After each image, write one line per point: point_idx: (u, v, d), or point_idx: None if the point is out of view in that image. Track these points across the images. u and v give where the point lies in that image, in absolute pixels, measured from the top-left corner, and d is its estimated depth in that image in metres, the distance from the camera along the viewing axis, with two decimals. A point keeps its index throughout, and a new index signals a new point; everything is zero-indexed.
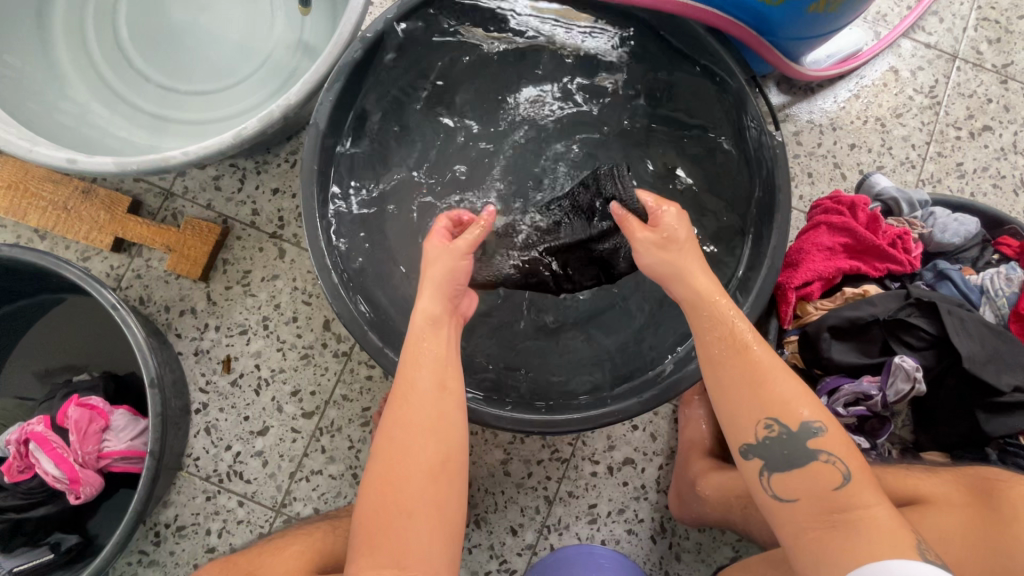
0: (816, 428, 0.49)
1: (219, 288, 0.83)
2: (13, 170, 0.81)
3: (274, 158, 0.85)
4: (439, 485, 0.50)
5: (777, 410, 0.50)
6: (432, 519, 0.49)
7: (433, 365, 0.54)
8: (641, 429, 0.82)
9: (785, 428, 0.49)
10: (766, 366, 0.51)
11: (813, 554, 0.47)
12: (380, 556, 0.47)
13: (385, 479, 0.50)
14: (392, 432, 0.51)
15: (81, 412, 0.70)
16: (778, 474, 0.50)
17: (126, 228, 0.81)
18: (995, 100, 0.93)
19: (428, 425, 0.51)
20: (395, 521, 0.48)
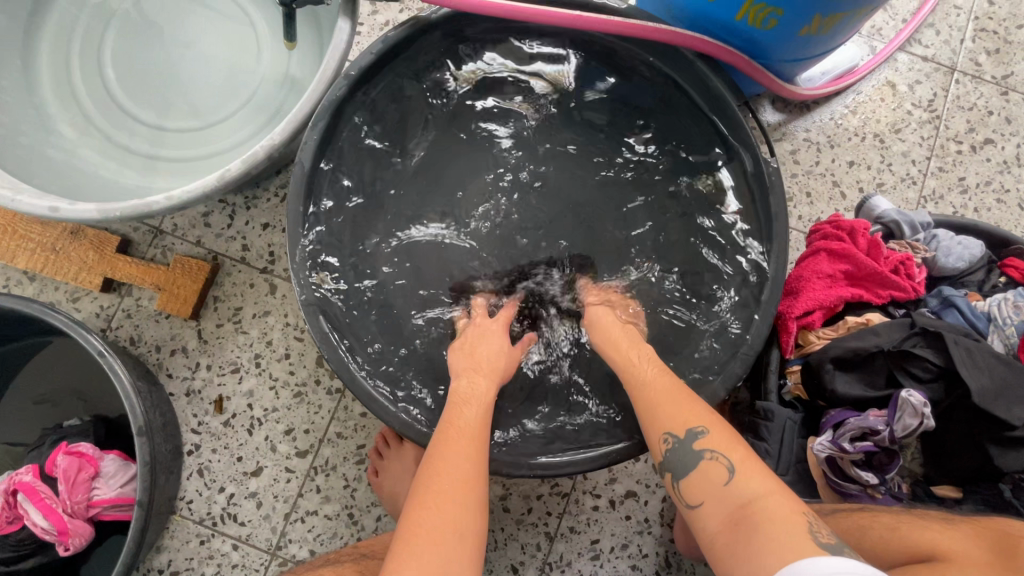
0: (699, 430, 0.52)
1: (210, 326, 0.82)
2: (1, 213, 0.81)
3: (263, 193, 0.84)
4: (477, 511, 0.50)
5: (667, 421, 0.54)
6: (468, 545, 0.48)
7: (480, 400, 0.61)
8: (642, 461, 0.80)
9: (677, 438, 0.52)
10: (658, 392, 0.57)
11: (720, 553, 0.45)
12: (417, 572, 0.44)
13: (426, 498, 0.49)
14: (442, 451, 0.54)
15: (70, 460, 0.69)
16: (683, 481, 0.51)
17: (115, 268, 0.80)
18: (996, 112, 0.91)
19: (472, 451, 0.54)
20: (433, 539, 0.47)
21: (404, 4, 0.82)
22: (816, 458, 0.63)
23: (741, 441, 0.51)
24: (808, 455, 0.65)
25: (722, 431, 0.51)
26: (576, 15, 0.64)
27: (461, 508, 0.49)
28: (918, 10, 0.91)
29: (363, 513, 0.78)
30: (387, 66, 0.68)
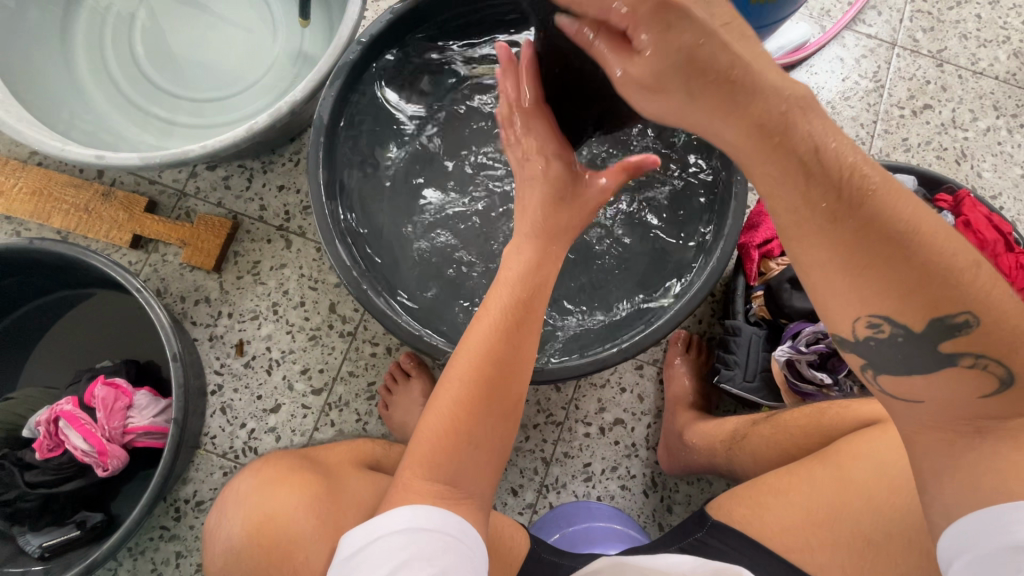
0: (962, 323, 0.36)
1: (231, 278, 0.89)
2: (38, 177, 0.88)
3: (279, 158, 0.93)
4: (497, 425, 0.55)
5: (904, 299, 0.37)
6: (483, 450, 0.54)
7: (516, 306, 0.57)
8: (628, 391, 0.88)
9: (902, 329, 0.38)
10: (908, 231, 0.37)
11: (924, 456, 0.40)
12: (436, 475, 0.51)
13: (446, 413, 0.53)
14: (476, 368, 0.54)
15: (108, 390, 0.76)
16: (895, 377, 0.41)
17: (143, 226, 0.88)
18: (933, 81, 1.02)
19: (500, 366, 0.55)
20: (455, 448, 0.52)
21: None
22: (777, 364, 0.72)
23: None
24: (772, 364, 0.73)
25: (998, 328, 0.36)
26: None
27: (479, 422, 0.53)
28: None
29: None
30: (394, 36, 0.77)
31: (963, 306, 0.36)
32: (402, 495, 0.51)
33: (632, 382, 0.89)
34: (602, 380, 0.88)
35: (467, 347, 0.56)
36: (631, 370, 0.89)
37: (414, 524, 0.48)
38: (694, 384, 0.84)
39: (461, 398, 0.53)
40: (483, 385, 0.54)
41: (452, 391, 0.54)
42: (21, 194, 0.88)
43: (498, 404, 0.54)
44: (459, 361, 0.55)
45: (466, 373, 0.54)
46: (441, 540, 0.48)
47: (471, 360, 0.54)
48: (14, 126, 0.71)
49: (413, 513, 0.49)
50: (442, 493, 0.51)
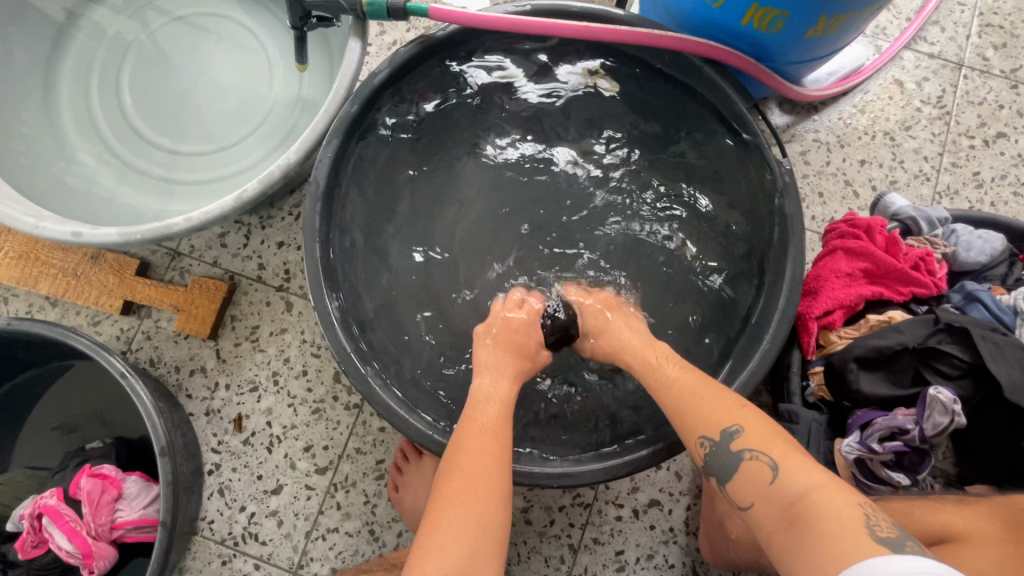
0: (734, 430, 0.50)
1: (228, 345, 0.83)
2: (24, 240, 0.82)
3: (278, 212, 0.86)
4: (502, 504, 0.50)
5: (699, 426, 0.52)
6: (492, 544, 0.48)
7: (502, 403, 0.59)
8: (664, 468, 0.79)
9: (709, 440, 0.51)
10: (689, 391, 0.55)
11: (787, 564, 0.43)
12: (442, 569, 0.45)
13: (448, 494, 0.49)
14: (464, 447, 0.54)
15: (94, 482, 0.69)
16: (728, 486, 0.49)
17: (134, 290, 0.82)
18: (1007, 105, 0.90)
19: (495, 449, 0.54)
20: (458, 534, 0.47)
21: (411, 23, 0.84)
22: (844, 461, 0.61)
23: (781, 434, 0.49)
24: (836, 458, 0.63)
25: (759, 429, 0.49)
26: (582, 26, 0.65)
27: (490, 498, 0.50)
28: (921, 9, 0.91)
29: (384, 530, 0.78)
30: (398, 82, 0.69)
31: (731, 422, 0.50)
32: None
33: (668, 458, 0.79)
34: None
35: (459, 444, 0.54)
36: None
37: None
38: None
39: (462, 477, 0.50)
40: (481, 470, 0.51)
41: (451, 472, 0.51)
42: (6, 259, 0.82)
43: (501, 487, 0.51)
44: (458, 447, 0.54)
45: (464, 453, 0.53)
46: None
47: (467, 443, 0.54)
48: None
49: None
50: None
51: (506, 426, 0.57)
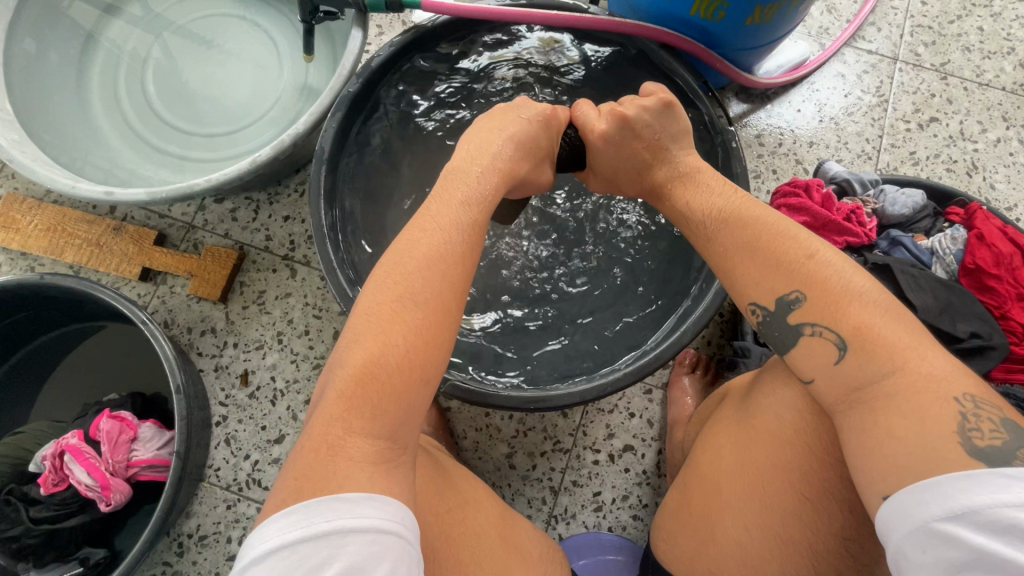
0: (796, 299, 0.49)
1: (236, 308, 0.90)
2: (52, 215, 0.91)
3: (284, 190, 0.94)
4: (441, 340, 0.47)
5: (753, 293, 0.53)
6: (425, 375, 0.46)
7: (446, 255, 0.51)
8: (637, 416, 0.86)
9: (766, 309, 0.52)
10: (770, 251, 0.52)
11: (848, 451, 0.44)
12: (368, 401, 0.43)
13: (382, 350, 0.44)
14: (409, 267, 0.49)
15: (113, 423, 0.76)
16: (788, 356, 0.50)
17: (152, 258, 0.90)
18: (937, 94, 1.01)
19: (437, 303, 0.48)
20: (389, 364, 0.44)
21: (405, 22, 0.95)
22: None
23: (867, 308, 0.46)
24: None
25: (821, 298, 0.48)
26: (550, 14, 0.77)
27: (428, 360, 0.46)
28: (858, 12, 1.03)
29: None
30: (394, 66, 0.80)
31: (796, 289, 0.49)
32: (332, 461, 0.40)
33: (641, 406, 0.86)
34: (610, 405, 0.86)
35: (402, 263, 0.50)
36: (639, 394, 0.87)
37: (338, 521, 0.36)
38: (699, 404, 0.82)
39: (400, 335, 0.45)
40: (422, 296, 0.48)
41: (387, 328, 0.45)
42: (36, 230, 0.90)
43: (437, 344, 0.47)
44: (392, 294, 0.47)
45: (402, 305, 0.47)
46: (325, 540, 0.35)
47: (403, 293, 0.47)
48: (28, 166, 0.74)
49: (329, 508, 0.36)
50: (370, 427, 0.42)
51: (459, 252, 0.53)
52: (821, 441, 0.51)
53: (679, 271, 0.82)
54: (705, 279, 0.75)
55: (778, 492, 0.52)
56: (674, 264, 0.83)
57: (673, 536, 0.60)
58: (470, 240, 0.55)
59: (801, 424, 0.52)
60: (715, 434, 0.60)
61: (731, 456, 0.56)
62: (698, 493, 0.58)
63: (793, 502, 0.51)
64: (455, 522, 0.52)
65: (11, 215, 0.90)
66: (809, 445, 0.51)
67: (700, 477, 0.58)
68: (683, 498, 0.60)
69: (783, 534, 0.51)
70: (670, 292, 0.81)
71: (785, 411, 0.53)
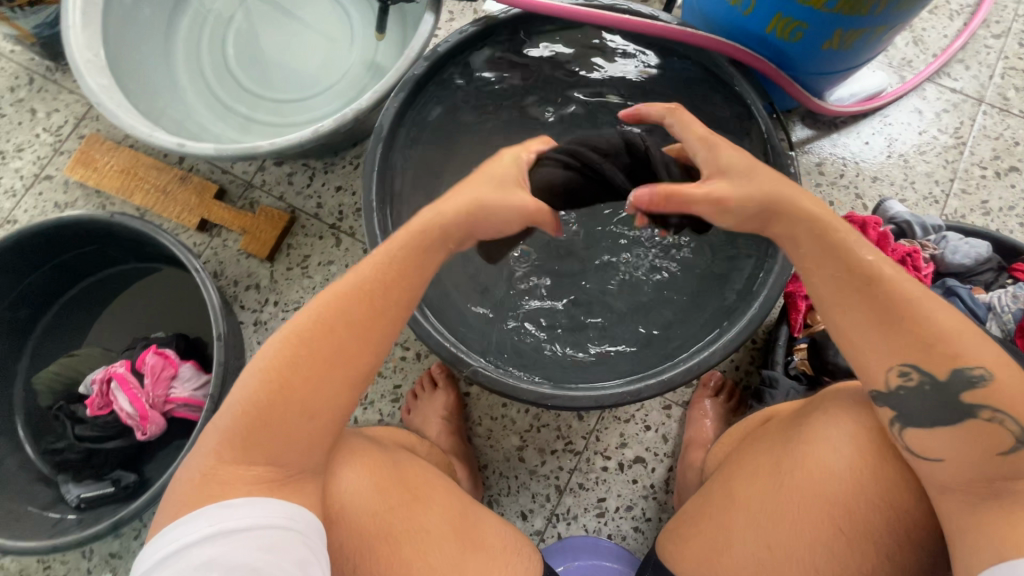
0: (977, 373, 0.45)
1: (281, 268, 0.94)
2: (127, 159, 0.97)
3: (341, 161, 0.98)
4: (343, 394, 0.50)
5: (902, 351, 0.48)
6: (311, 429, 0.49)
7: (367, 306, 0.52)
8: (653, 430, 0.86)
9: (925, 374, 0.47)
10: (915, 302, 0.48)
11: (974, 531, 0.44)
12: (253, 445, 0.47)
13: (268, 390, 0.48)
14: (326, 313, 0.51)
15: (157, 359, 0.81)
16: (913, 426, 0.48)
17: (211, 211, 0.95)
18: (1022, 142, 0.95)
19: (336, 364, 0.50)
20: (280, 412, 0.48)
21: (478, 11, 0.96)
22: None
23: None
24: None
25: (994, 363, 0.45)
26: (626, 18, 0.76)
27: (312, 400, 0.49)
28: (947, 47, 0.98)
29: None
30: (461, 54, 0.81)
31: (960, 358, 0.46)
32: (206, 490, 0.46)
33: (658, 420, 0.86)
34: (627, 415, 0.86)
35: (322, 303, 0.51)
36: (658, 408, 0.87)
37: (222, 526, 0.43)
38: (718, 427, 0.81)
39: (297, 384, 0.48)
40: (326, 347, 0.50)
41: (274, 370, 0.49)
42: (111, 171, 0.96)
43: (327, 383, 0.49)
44: (291, 337, 0.50)
45: (291, 346, 0.49)
46: (214, 542, 0.43)
47: (306, 345, 0.49)
48: (113, 110, 0.79)
49: (181, 530, 0.44)
50: (257, 467, 0.47)
51: (389, 302, 0.53)
52: (880, 479, 0.50)
53: (715, 286, 0.81)
54: (750, 293, 0.74)
55: (818, 523, 0.51)
56: (715, 279, 0.82)
57: (682, 543, 0.59)
58: (383, 271, 0.54)
59: (862, 461, 0.51)
60: (750, 455, 0.58)
61: (764, 481, 0.55)
62: (720, 507, 0.57)
63: (828, 533, 0.51)
64: (398, 518, 0.54)
65: (91, 154, 0.97)
66: (865, 487, 0.50)
67: (726, 492, 0.57)
68: (705, 516, 0.58)
69: (810, 564, 0.51)
70: (696, 309, 0.81)
71: (844, 443, 0.52)
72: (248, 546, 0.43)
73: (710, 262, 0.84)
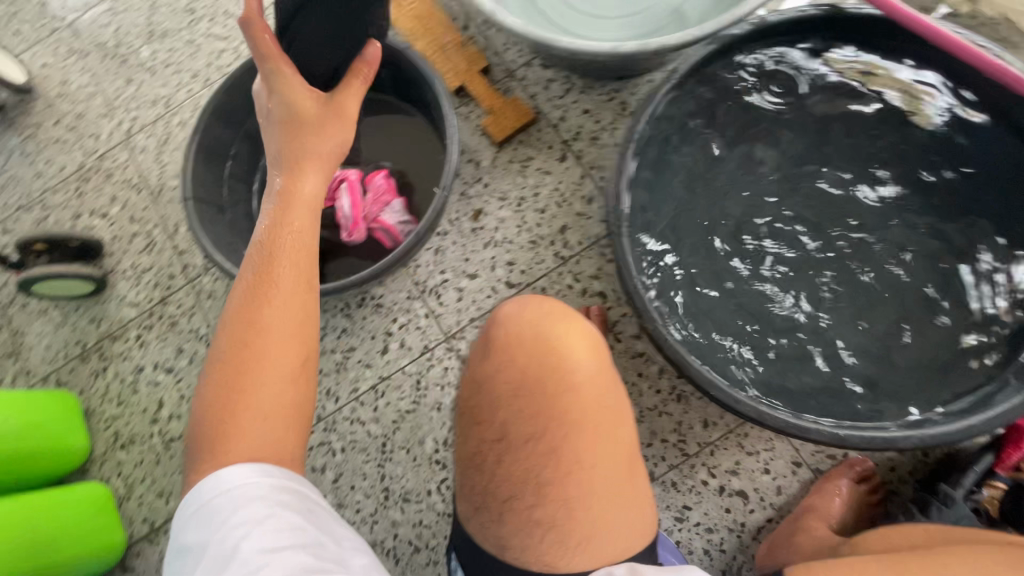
0: None
1: (504, 158, 1.00)
2: (426, 7, 1.06)
3: (599, 88, 1.00)
4: (308, 310, 0.59)
5: None
6: (301, 355, 0.57)
7: (270, 290, 0.58)
8: (770, 475, 0.82)
9: None
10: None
11: None
12: (255, 420, 0.53)
13: (256, 350, 0.55)
14: (253, 310, 0.57)
15: (384, 183, 0.93)
16: None
17: (472, 82, 1.02)
18: None
19: (256, 357, 0.55)
20: (248, 394, 0.53)
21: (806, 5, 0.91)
22: None
23: None
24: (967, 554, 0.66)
25: None
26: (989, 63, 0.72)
27: (271, 346, 0.55)
28: None
29: None
30: None
31: None
32: (221, 444, 0.52)
33: (781, 469, 0.82)
34: (752, 448, 0.83)
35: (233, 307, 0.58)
36: (787, 459, 0.82)
37: (231, 493, 0.49)
38: (845, 510, 0.76)
39: (222, 401, 0.54)
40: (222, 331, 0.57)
41: (253, 322, 0.56)
42: (409, 13, 1.06)
43: (309, 325, 0.58)
44: (252, 316, 0.56)
45: (213, 366, 0.55)
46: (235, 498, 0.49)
47: (236, 373, 0.54)
48: None
49: (209, 486, 0.50)
50: (273, 416, 0.54)
51: (304, 277, 0.60)
52: None
53: (929, 380, 0.76)
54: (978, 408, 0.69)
55: None
56: (933, 375, 0.77)
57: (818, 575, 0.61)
58: (288, 232, 0.62)
59: None
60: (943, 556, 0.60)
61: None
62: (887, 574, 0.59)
63: None
64: (605, 425, 0.56)
65: None
66: None
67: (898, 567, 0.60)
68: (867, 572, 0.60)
69: None
70: (887, 394, 0.76)
71: None
72: (256, 513, 0.48)
73: (935, 357, 0.78)
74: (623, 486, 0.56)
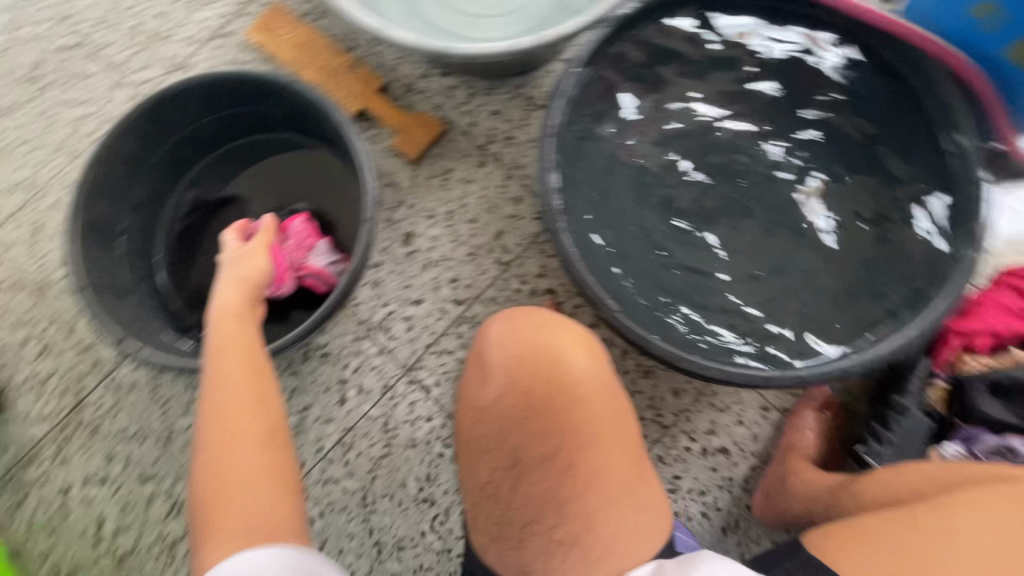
0: None
1: (423, 174, 0.97)
2: (305, 33, 1.00)
3: (503, 87, 0.99)
4: (267, 384, 0.60)
5: None
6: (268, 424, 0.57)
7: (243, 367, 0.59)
8: (745, 426, 0.86)
9: None
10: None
11: None
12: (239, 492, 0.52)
13: (226, 460, 0.53)
14: (219, 388, 0.58)
15: (302, 227, 0.86)
16: None
17: (372, 104, 0.98)
18: None
19: (235, 429, 0.55)
20: (234, 478, 0.52)
21: None
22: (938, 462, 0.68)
23: None
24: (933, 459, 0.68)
25: None
26: None
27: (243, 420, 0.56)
28: None
29: None
30: None
31: None
32: (208, 532, 0.50)
33: (753, 417, 0.86)
34: (723, 404, 0.86)
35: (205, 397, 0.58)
36: (756, 406, 0.86)
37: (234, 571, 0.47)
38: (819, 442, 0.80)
39: (217, 475, 0.53)
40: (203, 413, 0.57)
41: (218, 412, 0.56)
42: (288, 42, 1.00)
43: (265, 399, 0.58)
44: (209, 425, 0.56)
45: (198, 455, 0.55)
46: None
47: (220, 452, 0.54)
48: None
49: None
50: (253, 496, 0.52)
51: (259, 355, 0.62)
52: None
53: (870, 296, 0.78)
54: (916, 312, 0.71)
55: None
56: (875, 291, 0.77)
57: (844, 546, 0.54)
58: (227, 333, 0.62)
59: None
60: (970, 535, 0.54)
61: None
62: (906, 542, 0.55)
63: None
64: (606, 430, 0.57)
65: (274, 22, 1.00)
66: None
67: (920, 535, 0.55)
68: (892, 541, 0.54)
69: None
70: (834, 318, 0.78)
71: None
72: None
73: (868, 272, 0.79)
74: (630, 491, 0.57)
